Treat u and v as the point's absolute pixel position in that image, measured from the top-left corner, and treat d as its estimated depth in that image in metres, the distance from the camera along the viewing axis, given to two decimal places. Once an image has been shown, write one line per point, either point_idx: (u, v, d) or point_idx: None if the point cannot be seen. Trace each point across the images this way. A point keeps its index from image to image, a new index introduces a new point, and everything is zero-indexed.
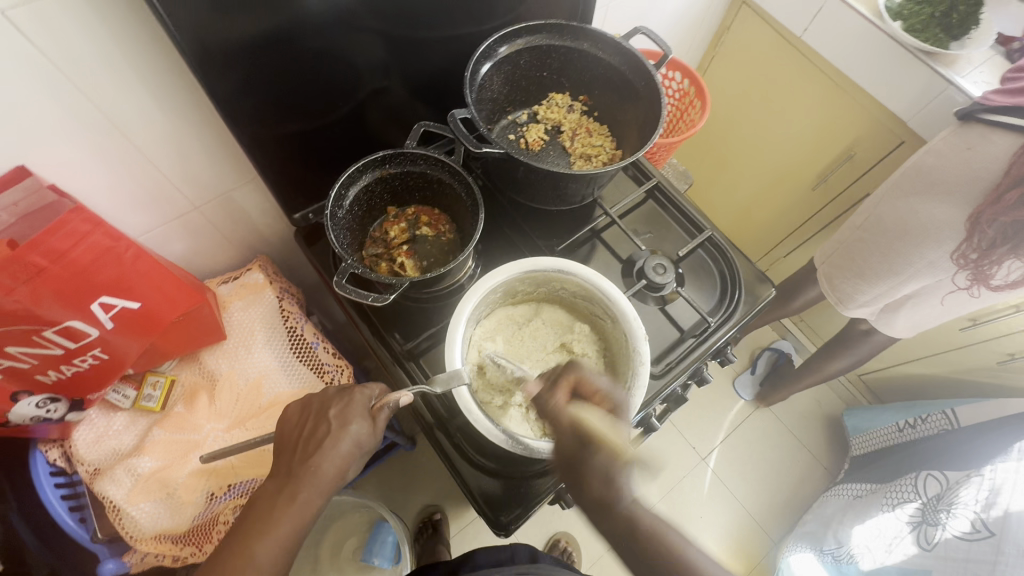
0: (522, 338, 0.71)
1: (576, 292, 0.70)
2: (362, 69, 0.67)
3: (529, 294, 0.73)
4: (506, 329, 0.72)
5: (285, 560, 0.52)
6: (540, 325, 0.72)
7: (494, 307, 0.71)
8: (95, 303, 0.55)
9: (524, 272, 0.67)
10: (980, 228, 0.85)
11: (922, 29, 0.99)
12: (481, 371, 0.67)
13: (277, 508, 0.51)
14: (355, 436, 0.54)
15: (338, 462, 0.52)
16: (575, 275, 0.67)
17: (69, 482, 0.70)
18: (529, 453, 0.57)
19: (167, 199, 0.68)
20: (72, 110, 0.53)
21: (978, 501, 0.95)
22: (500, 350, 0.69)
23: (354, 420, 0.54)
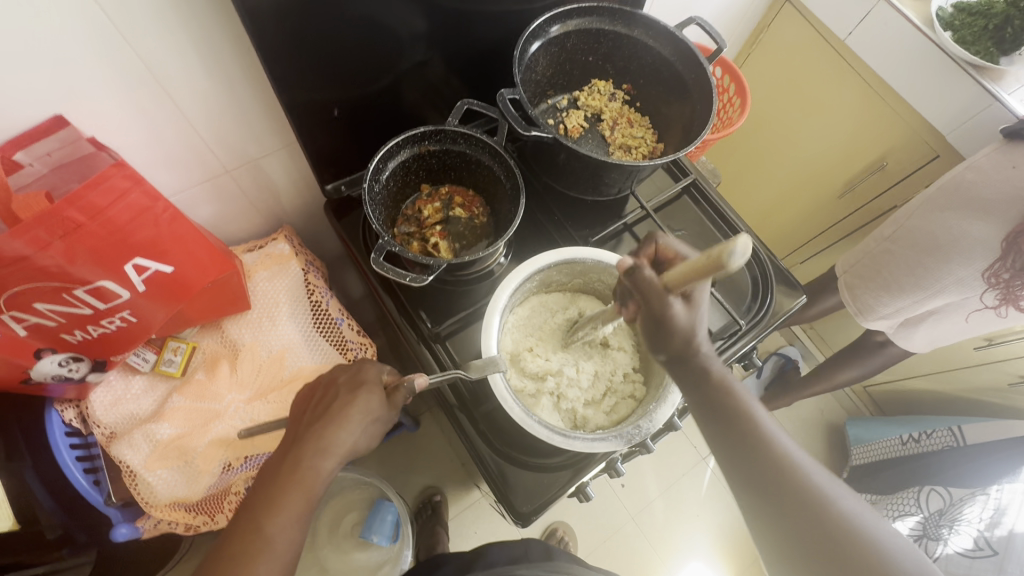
0: (556, 328, 0.70)
1: (614, 288, 0.69)
2: (409, 40, 0.65)
3: (566, 284, 0.72)
4: (540, 317, 0.70)
5: (295, 541, 0.46)
6: (574, 315, 0.71)
7: (529, 295, 0.70)
8: (128, 265, 0.53)
9: (563, 262, 0.66)
10: (1015, 248, 0.84)
11: (973, 42, 0.97)
12: (515, 359, 0.67)
13: (281, 477, 0.47)
14: (366, 404, 0.50)
15: (351, 431, 0.49)
16: (615, 269, 0.66)
17: (85, 443, 0.68)
18: (561, 445, 0.57)
19: (199, 161, 0.66)
20: (115, 61, 0.51)
21: (982, 519, 0.98)
22: (535, 340, 0.69)
23: (368, 388, 0.51)
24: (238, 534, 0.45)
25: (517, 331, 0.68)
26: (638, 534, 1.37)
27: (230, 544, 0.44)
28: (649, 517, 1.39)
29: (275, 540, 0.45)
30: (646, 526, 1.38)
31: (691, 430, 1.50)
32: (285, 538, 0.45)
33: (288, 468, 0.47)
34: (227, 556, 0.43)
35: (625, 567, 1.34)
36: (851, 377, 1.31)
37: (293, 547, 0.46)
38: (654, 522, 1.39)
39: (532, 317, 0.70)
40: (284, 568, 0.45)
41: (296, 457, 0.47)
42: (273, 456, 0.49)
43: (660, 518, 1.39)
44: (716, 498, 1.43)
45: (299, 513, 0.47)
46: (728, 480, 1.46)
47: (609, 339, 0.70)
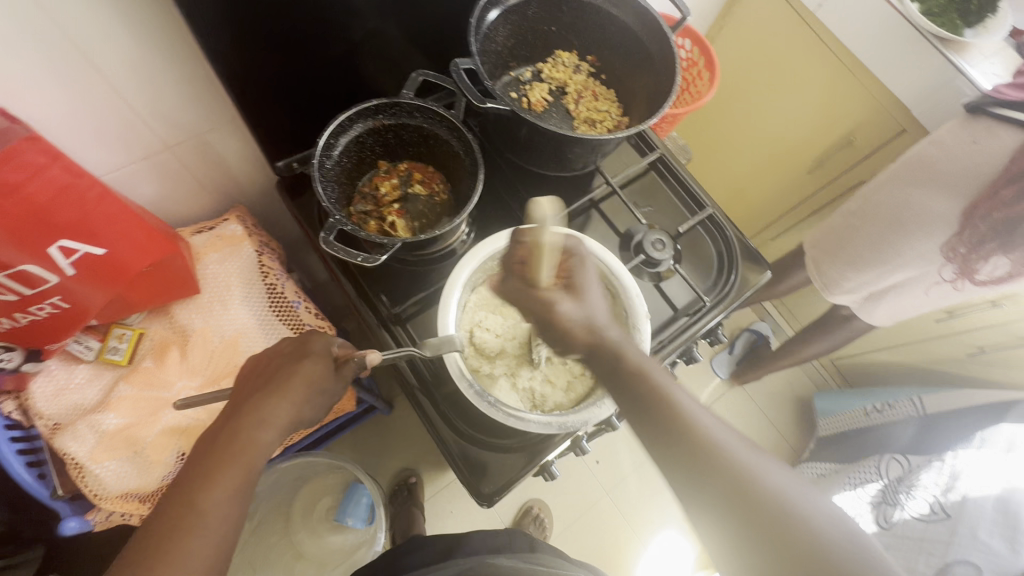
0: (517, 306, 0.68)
1: None
2: (357, 5, 0.61)
3: None
4: None
5: (237, 515, 0.44)
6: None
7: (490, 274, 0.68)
8: (54, 247, 0.49)
9: None
10: (971, 223, 0.88)
11: (939, 13, 0.98)
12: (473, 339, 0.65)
13: (215, 449, 0.44)
14: (310, 373, 0.48)
15: (296, 400, 0.47)
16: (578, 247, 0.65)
17: (27, 436, 0.65)
18: (517, 424, 0.57)
19: (135, 136, 0.62)
20: (26, 25, 0.47)
21: (938, 484, 1.01)
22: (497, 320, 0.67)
23: (312, 358, 0.49)
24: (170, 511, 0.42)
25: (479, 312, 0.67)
26: (612, 509, 1.39)
27: (161, 520, 0.42)
28: (623, 492, 1.41)
29: (211, 515, 0.42)
30: (620, 500, 1.40)
31: None
32: (223, 513, 0.43)
33: (224, 439, 0.45)
34: (158, 532, 0.41)
35: (601, 540, 1.36)
36: (817, 351, 1.34)
37: (233, 522, 0.43)
38: (629, 496, 1.41)
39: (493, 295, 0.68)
40: (220, 545, 0.42)
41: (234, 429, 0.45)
42: (211, 429, 0.46)
43: (634, 493, 1.42)
44: None
45: (238, 488, 0.44)
46: None
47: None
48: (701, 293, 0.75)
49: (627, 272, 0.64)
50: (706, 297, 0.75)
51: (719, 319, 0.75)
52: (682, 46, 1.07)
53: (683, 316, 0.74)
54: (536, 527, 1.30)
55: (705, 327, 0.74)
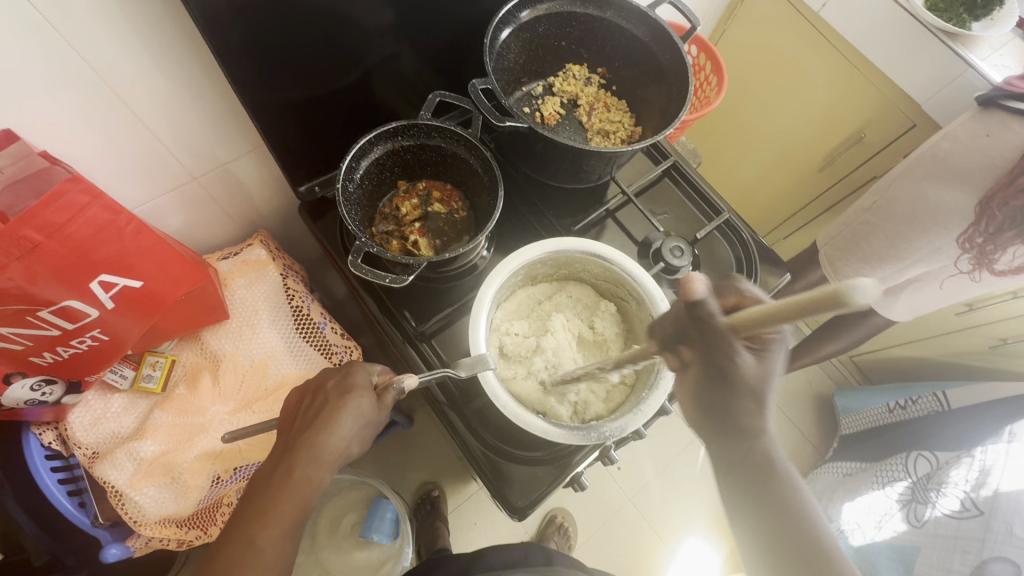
0: (544, 316, 0.70)
1: (599, 276, 0.69)
2: (373, 32, 0.63)
3: (550, 275, 0.71)
4: (527, 308, 0.70)
5: (290, 550, 0.45)
6: (561, 301, 0.71)
7: (515, 288, 0.69)
8: (94, 282, 0.51)
9: (548, 254, 0.65)
10: (989, 212, 0.85)
11: (946, 9, 0.98)
12: (501, 352, 0.66)
13: (271, 488, 0.45)
14: (356, 409, 0.49)
15: (348, 434, 0.48)
16: (599, 257, 0.65)
17: (66, 465, 0.66)
18: (556, 438, 0.56)
19: (164, 169, 0.64)
20: (63, 69, 0.48)
21: (968, 480, 0.99)
22: (523, 332, 0.68)
23: (357, 391, 0.49)
24: (227, 552, 0.44)
25: (504, 326, 0.67)
26: (636, 515, 1.39)
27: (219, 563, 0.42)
28: (646, 498, 1.41)
29: (268, 555, 0.44)
30: (643, 506, 1.40)
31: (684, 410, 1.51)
32: (278, 551, 0.44)
33: (279, 479, 0.45)
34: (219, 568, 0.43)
35: (626, 547, 1.36)
36: (835, 349, 1.33)
37: (285, 561, 0.45)
38: (652, 502, 1.41)
39: (519, 308, 0.70)
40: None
41: (286, 466, 0.46)
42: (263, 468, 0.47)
43: (658, 498, 1.41)
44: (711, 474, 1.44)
45: (292, 525, 0.45)
46: None
47: (595, 323, 0.70)
48: None
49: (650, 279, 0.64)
50: None
51: None
52: (688, 51, 1.07)
53: None
54: (560, 537, 1.30)
55: None
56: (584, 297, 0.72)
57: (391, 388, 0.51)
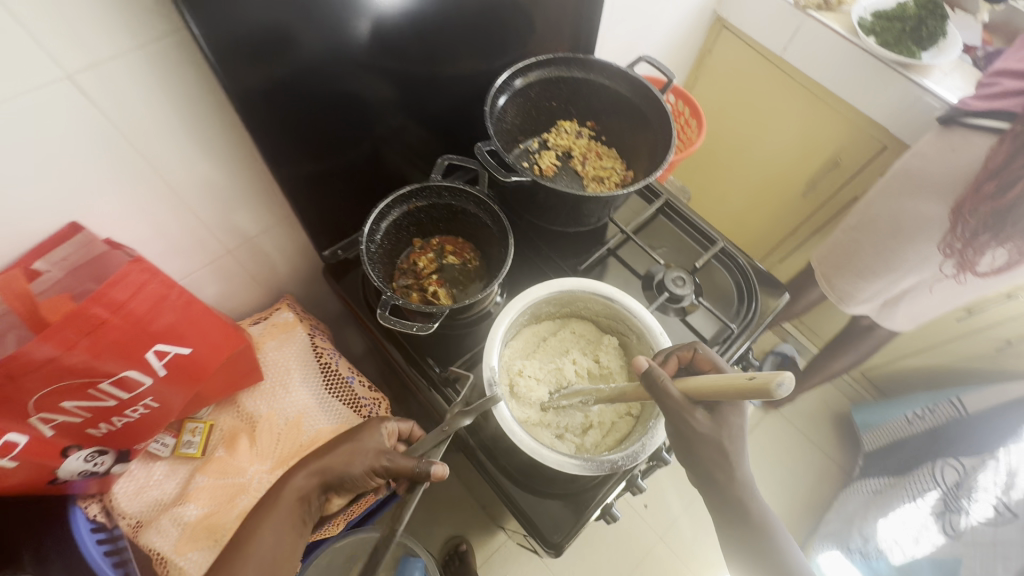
0: (551, 354, 0.68)
1: (598, 311, 0.69)
2: (380, 108, 0.71)
3: (553, 312, 0.71)
4: (533, 347, 0.69)
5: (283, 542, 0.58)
6: (565, 338, 0.70)
7: (519, 328, 0.68)
8: (150, 352, 0.54)
9: (551, 294, 0.66)
10: (963, 218, 0.90)
11: (895, 43, 1.05)
12: (513, 391, 0.64)
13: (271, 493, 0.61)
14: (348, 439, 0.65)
15: (360, 451, 0.63)
16: (600, 294, 0.66)
17: (110, 536, 0.67)
18: (573, 469, 0.57)
19: (204, 246, 0.69)
20: (125, 168, 0.54)
21: (997, 484, 0.99)
22: (533, 369, 0.66)
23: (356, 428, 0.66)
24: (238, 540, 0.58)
25: (514, 364, 0.66)
26: (669, 554, 1.36)
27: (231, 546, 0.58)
28: (677, 534, 1.39)
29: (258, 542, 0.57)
30: (674, 541, 1.38)
31: None
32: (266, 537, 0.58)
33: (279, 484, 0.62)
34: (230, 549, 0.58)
35: None
36: (844, 364, 1.39)
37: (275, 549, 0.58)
38: (683, 538, 1.39)
39: (525, 347, 0.69)
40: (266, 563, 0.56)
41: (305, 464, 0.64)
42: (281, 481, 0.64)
43: (688, 535, 1.39)
44: None
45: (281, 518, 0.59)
46: None
47: (601, 357, 0.68)
48: (727, 321, 0.79)
49: (648, 313, 0.65)
50: (732, 324, 0.80)
51: (748, 344, 0.80)
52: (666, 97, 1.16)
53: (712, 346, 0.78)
54: None
55: (737, 353, 0.78)
56: (587, 332, 0.71)
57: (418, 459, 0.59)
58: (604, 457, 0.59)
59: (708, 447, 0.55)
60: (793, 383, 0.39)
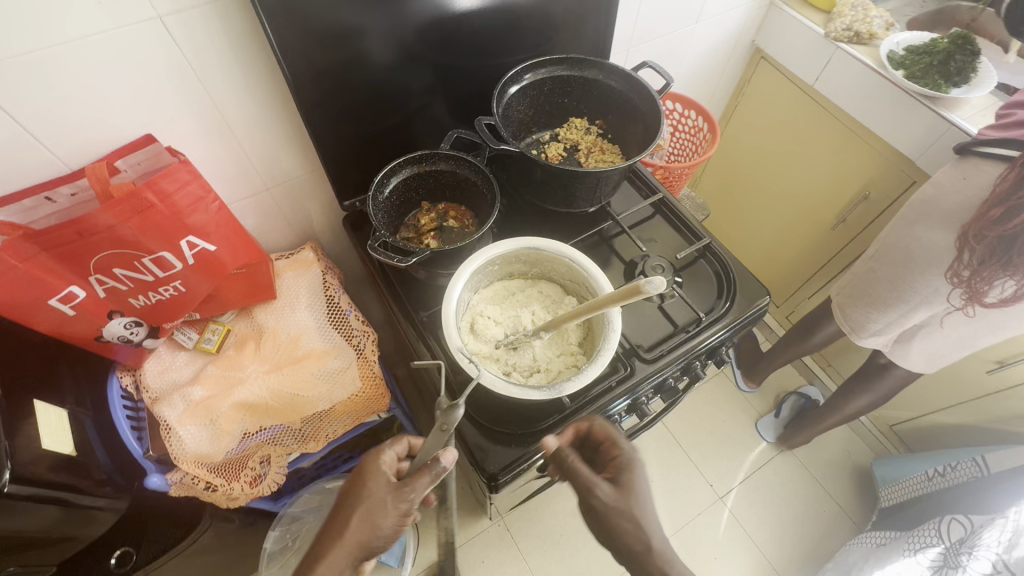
0: (516, 305, 0.76)
1: (564, 274, 0.76)
2: (410, 89, 0.83)
3: (525, 272, 0.79)
4: (501, 297, 0.76)
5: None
6: (532, 294, 0.77)
7: (491, 278, 0.77)
8: (183, 240, 0.67)
9: (520, 249, 0.74)
10: (970, 244, 0.87)
11: (923, 76, 1.06)
12: (472, 327, 0.72)
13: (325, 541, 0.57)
14: (377, 483, 0.59)
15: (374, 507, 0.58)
16: (563, 255, 0.73)
17: (135, 406, 0.81)
18: (504, 390, 0.64)
19: (248, 179, 0.83)
20: (191, 99, 0.69)
21: (1001, 542, 0.91)
22: (494, 314, 0.74)
23: (377, 471, 0.60)
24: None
25: (479, 307, 0.74)
26: None
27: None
28: None
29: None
30: None
31: (705, 468, 1.50)
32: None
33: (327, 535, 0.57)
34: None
35: None
36: (863, 406, 1.30)
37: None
38: None
39: (493, 296, 0.76)
40: None
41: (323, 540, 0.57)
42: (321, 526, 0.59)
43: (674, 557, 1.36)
44: (735, 540, 1.40)
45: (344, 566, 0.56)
46: (747, 521, 1.43)
47: (560, 314, 0.74)
48: (699, 311, 0.83)
49: (605, 276, 0.71)
50: (704, 316, 0.84)
51: (719, 337, 0.83)
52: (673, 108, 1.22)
53: (681, 331, 0.82)
54: None
55: (705, 341, 0.81)
56: (552, 293, 0.77)
57: (427, 470, 0.57)
58: (537, 390, 0.65)
59: (617, 520, 0.60)
60: (663, 281, 0.53)
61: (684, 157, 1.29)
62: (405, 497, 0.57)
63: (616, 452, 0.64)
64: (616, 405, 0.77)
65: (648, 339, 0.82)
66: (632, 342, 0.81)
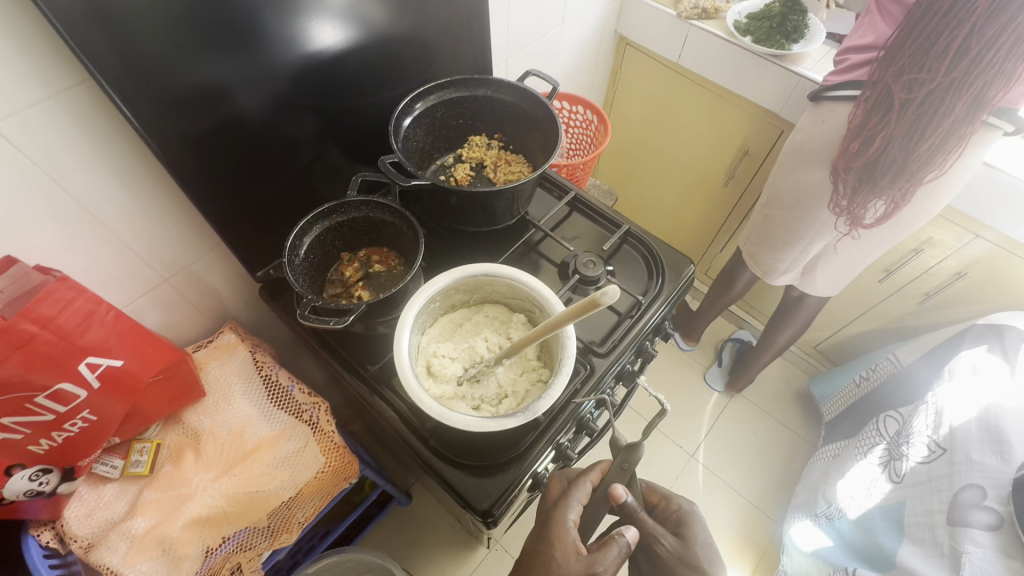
0: (467, 336, 0.74)
1: (506, 293, 0.76)
2: (299, 142, 0.79)
3: (467, 301, 0.78)
4: (450, 331, 0.75)
5: None
6: (480, 321, 0.76)
7: (435, 315, 0.75)
8: (82, 363, 0.59)
9: (457, 280, 0.72)
10: (841, 177, 0.96)
11: (767, 38, 1.18)
12: (430, 370, 0.69)
13: None
14: (578, 560, 0.62)
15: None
16: (502, 276, 0.72)
17: (64, 562, 0.69)
18: (478, 428, 0.62)
19: (139, 275, 0.74)
20: (52, 206, 0.60)
21: (929, 425, 1.03)
22: (448, 350, 0.72)
23: (570, 544, 0.64)
24: None
25: (431, 347, 0.72)
26: None
27: None
28: None
29: None
30: None
31: (672, 431, 1.58)
32: None
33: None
34: None
35: None
36: (789, 337, 1.43)
37: None
38: None
39: (442, 332, 0.75)
40: None
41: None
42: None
43: None
44: (715, 490, 1.48)
45: None
46: (720, 469, 1.52)
47: (512, 333, 0.74)
48: (637, 295, 0.87)
49: (547, 287, 0.72)
50: (642, 297, 0.87)
51: (660, 314, 0.87)
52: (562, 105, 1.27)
53: (626, 318, 0.85)
54: None
55: (650, 321, 0.85)
56: (499, 314, 0.77)
57: (617, 540, 0.63)
58: (511, 417, 0.64)
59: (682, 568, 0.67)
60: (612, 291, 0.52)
61: (582, 150, 1.34)
62: (598, 573, 0.61)
63: (676, 507, 0.74)
64: (585, 406, 0.78)
65: (598, 333, 0.84)
66: (585, 341, 0.83)
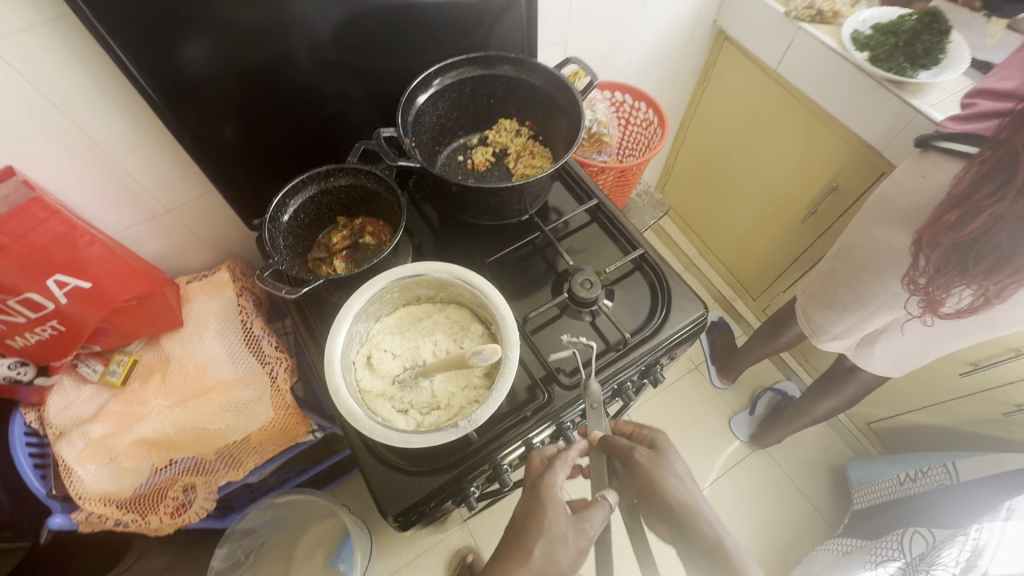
0: (419, 334, 0.71)
1: (471, 298, 0.70)
2: (309, 103, 0.77)
3: (432, 297, 0.74)
4: (403, 325, 0.71)
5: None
6: (438, 321, 0.72)
7: (392, 305, 0.72)
8: (50, 279, 0.64)
9: (416, 277, 0.69)
10: (925, 251, 0.79)
11: (887, 59, 0.97)
12: (367, 362, 0.67)
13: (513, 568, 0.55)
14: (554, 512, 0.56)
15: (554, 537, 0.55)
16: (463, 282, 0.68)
17: (40, 443, 0.78)
18: (383, 437, 0.59)
19: (140, 202, 0.78)
20: (50, 126, 0.64)
21: (959, 561, 0.85)
22: (392, 345, 0.69)
23: (546, 503, 0.57)
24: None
25: (377, 338, 0.70)
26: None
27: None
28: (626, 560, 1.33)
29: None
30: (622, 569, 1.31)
31: None
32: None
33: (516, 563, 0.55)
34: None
35: None
36: (832, 407, 1.24)
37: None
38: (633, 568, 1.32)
39: (396, 324, 0.72)
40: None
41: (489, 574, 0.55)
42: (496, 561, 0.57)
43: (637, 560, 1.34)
44: None
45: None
46: None
47: (464, 343, 0.69)
48: (626, 331, 0.77)
49: (507, 304, 0.66)
50: (632, 334, 0.78)
51: (649, 357, 0.77)
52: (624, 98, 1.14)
53: (612, 350, 0.76)
54: None
55: (633, 361, 0.76)
56: (461, 318, 0.72)
57: (599, 501, 0.57)
58: (427, 433, 0.60)
59: (660, 476, 0.60)
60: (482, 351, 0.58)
61: (637, 151, 1.22)
62: (583, 529, 0.55)
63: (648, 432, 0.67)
64: (532, 436, 0.72)
65: (571, 362, 0.77)
66: (552, 367, 0.76)
